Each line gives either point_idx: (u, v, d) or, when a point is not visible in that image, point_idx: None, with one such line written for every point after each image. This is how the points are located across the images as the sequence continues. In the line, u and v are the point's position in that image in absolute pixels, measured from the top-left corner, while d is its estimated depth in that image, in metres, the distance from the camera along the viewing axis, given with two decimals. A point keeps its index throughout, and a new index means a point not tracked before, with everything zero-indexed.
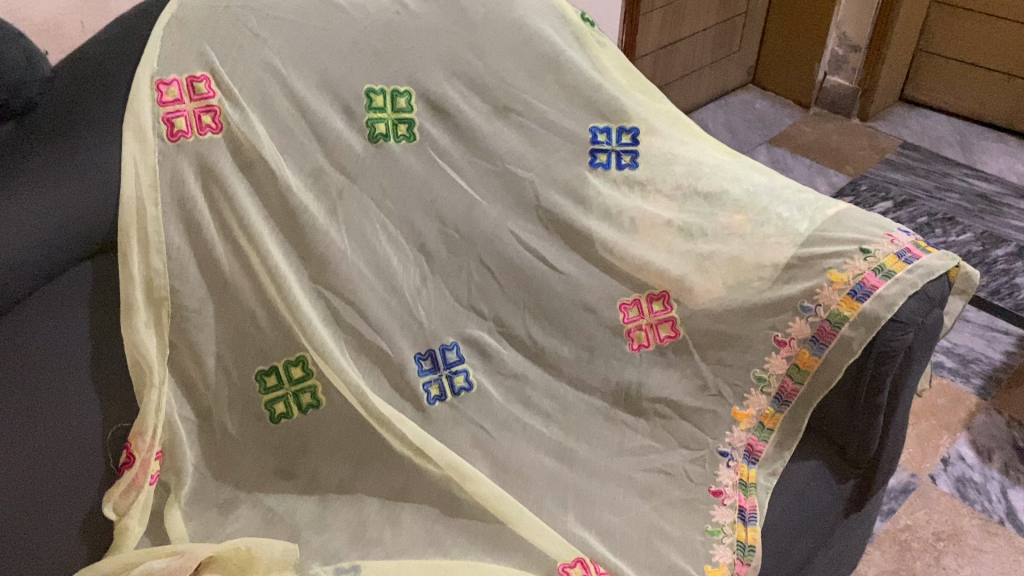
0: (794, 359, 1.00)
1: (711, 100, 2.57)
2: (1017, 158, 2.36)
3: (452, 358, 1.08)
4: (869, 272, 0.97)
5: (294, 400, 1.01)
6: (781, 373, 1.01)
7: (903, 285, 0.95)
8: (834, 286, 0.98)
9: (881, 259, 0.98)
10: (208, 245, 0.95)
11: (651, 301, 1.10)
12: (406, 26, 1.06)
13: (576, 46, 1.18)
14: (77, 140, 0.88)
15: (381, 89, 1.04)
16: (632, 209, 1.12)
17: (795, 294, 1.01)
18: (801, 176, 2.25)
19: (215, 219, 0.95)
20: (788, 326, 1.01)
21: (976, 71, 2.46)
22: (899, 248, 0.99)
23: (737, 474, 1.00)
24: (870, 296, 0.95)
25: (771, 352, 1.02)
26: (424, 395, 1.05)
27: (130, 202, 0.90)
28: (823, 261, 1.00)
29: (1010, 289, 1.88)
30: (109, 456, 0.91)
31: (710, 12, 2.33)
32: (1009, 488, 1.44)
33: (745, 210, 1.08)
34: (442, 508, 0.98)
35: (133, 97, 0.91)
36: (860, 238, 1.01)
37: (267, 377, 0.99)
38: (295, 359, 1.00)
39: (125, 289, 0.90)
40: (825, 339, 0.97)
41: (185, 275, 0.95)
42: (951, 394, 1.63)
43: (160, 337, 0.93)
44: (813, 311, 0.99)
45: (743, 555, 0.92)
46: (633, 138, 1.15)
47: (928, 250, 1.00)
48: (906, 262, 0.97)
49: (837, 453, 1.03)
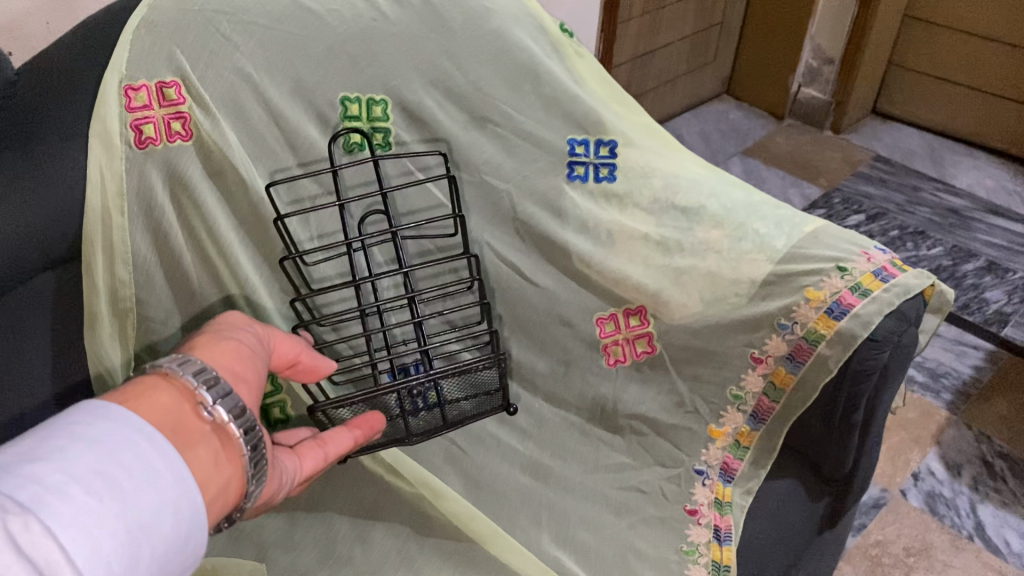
0: (770, 376, 0.99)
1: (686, 110, 2.58)
2: (986, 173, 2.39)
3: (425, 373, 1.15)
4: (846, 290, 0.95)
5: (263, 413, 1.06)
6: (758, 391, 1.01)
7: (880, 304, 0.93)
8: (811, 304, 0.96)
9: (858, 277, 0.96)
10: (177, 256, 0.95)
11: (628, 316, 1.09)
12: (382, 31, 1.02)
13: (553, 56, 1.14)
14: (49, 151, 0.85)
15: (356, 98, 1.02)
16: (609, 222, 1.09)
17: (772, 310, 0.98)
18: (775, 188, 2.26)
19: (183, 227, 0.95)
20: (765, 343, 0.99)
21: (947, 85, 2.49)
22: (875, 266, 0.98)
23: (712, 493, 1.01)
24: (847, 314, 0.94)
25: (748, 369, 1.01)
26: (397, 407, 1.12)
27: (96, 211, 0.88)
28: (801, 278, 0.98)
29: (979, 303, 1.90)
30: None
31: (685, 22, 2.33)
32: (977, 503, 1.45)
33: (721, 226, 1.04)
34: (413, 526, 0.95)
35: (99, 101, 0.87)
36: (838, 255, 0.99)
37: None
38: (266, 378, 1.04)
39: (90, 300, 0.91)
40: (802, 357, 0.97)
41: (151, 286, 0.94)
42: (922, 408, 1.64)
43: (125, 349, 0.94)
44: (790, 329, 0.97)
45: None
46: (611, 150, 1.11)
47: (905, 268, 0.98)
48: (883, 280, 0.95)
49: (812, 471, 1.02)
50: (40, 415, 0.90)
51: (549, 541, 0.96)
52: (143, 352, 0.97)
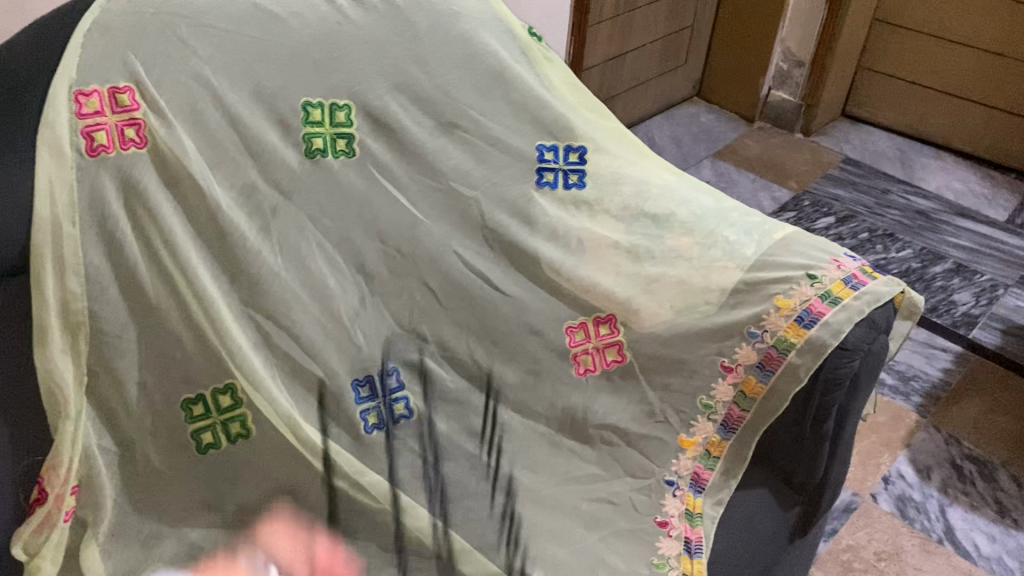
0: (740, 386, 0.99)
1: (657, 113, 2.57)
2: (953, 175, 2.41)
3: (393, 384, 1.06)
4: (816, 298, 0.96)
5: (222, 430, 0.96)
6: (727, 400, 1.00)
7: (850, 312, 0.94)
8: (781, 312, 0.97)
9: (828, 285, 0.97)
10: (131, 266, 0.89)
11: (598, 324, 1.08)
12: (349, 35, 1.00)
13: (522, 61, 1.13)
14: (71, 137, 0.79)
15: (318, 103, 0.99)
16: (579, 229, 1.09)
17: (741, 319, 0.99)
18: (745, 192, 2.26)
19: (137, 235, 0.90)
20: (734, 352, 0.99)
21: (915, 88, 2.51)
22: (846, 274, 0.99)
23: (683, 504, 1.00)
24: (817, 323, 0.94)
25: (718, 378, 1.00)
26: (361, 422, 1.02)
27: (45, 220, 0.82)
28: (770, 286, 0.99)
29: (948, 305, 1.91)
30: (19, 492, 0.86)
31: (657, 24, 2.32)
32: (947, 506, 1.46)
33: (692, 232, 1.06)
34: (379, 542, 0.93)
35: (49, 107, 0.83)
36: (806, 263, 1.00)
37: (193, 407, 0.94)
38: (223, 388, 0.95)
39: (38, 313, 0.84)
40: (772, 365, 0.96)
41: (106, 297, 0.88)
42: (892, 411, 1.64)
43: (77, 365, 0.87)
44: (760, 337, 0.97)
45: None
46: (580, 156, 1.12)
47: (874, 275, 0.99)
48: (853, 288, 0.97)
49: (783, 479, 1.00)
50: None
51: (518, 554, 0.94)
52: (97, 369, 0.89)
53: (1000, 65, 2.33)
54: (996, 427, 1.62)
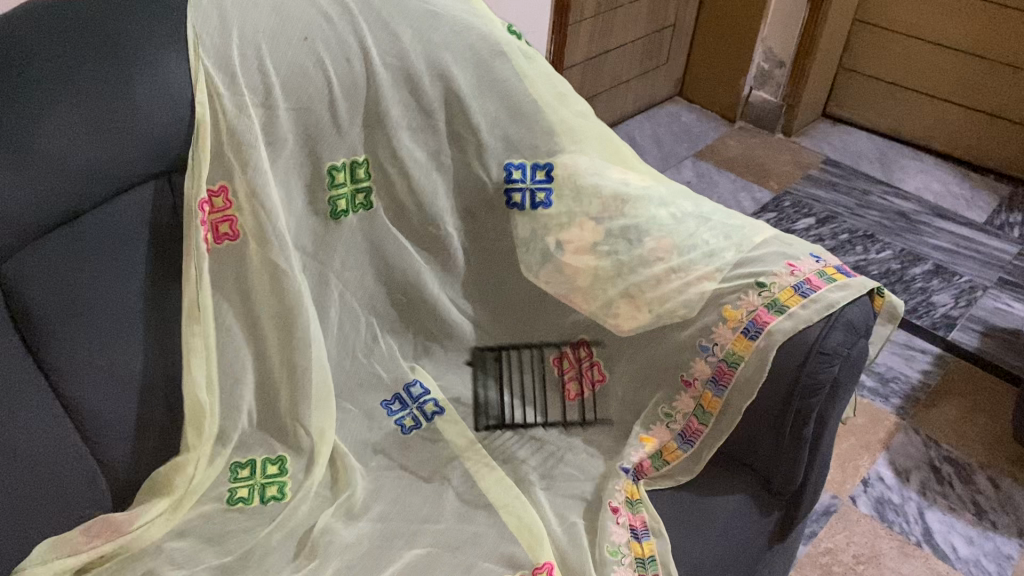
0: (698, 400, 1.00)
1: (638, 112, 2.56)
2: (932, 176, 2.42)
3: (418, 392, 1.09)
4: (763, 307, 0.96)
5: (259, 490, 0.98)
6: (689, 412, 1.01)
7: (795, 321, 0.93)
8: (728, 324, 0.97)
9: (776, 293, 0.96)
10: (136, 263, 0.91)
11: (576, 350, 1.11)
12: (323, 31, 0.98)
13: (501, 61, 1.11)
14: (70, 115, 0.80)
15: (293, 101, 0.97)
16: (558, 232, 1.10)
17: (694, 333, 1.00)
18: (726, 192, 2.26)
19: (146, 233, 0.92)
20: (691, 366, 1.00)
21: (896, 89, 2.51)
22: (799, 279, 0.97)
23: (624, 490, 0.98)
24: (762, 334, 0.95)
25: (681, 391, 1.01)
26: (398, 427, 1.07)
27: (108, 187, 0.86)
28: (721, 297, 0.99)
29: (928, 307, 1.91)
30: (54, 506, 0.88)
31: (639, 23, 2.31)
32: (925, 508, 1.46)
33: (671, 236, 1.05)
34: (354, 550, 0.92)
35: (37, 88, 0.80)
36: (758, 271, 0.99)
37: (241, 469, 0.99)
38: (276, 457, 1.01)
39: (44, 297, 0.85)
40: (724, 380, 0.97)
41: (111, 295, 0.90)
42: (872, 413, 1.64)
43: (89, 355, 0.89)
44: (710, 350, 0.98)
45: (645, 570, 0.90)
46: (547, 173, 1.11)
47: (834, 278, 0.97)
48: (802, 295, 0.95)
49: (763, 485, 1.01)
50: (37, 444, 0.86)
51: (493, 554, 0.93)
52: (100, 349, 0.90)
53: (979, 66, 2.34)
54: (974, 429, 1.62)
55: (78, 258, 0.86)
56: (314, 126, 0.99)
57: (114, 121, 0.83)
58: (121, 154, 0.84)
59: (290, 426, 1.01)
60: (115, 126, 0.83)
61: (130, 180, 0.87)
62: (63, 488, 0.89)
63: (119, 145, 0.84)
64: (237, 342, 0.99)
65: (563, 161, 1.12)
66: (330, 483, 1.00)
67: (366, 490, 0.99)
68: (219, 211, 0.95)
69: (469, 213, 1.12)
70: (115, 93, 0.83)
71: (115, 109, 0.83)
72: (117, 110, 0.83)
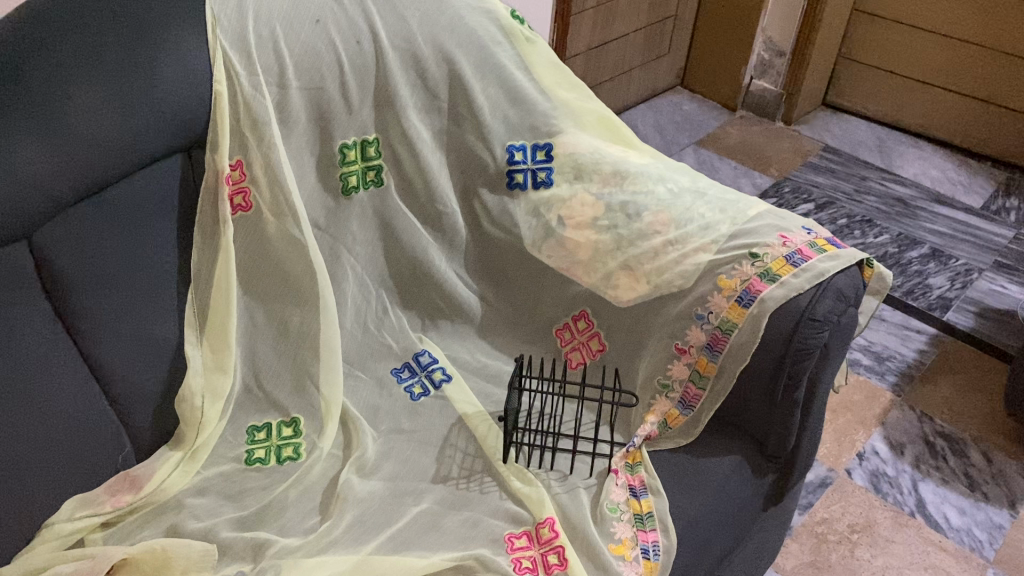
0: (693, 366, 1.04)
1: (641, 102, 2.61)
2: (931, 163, 2.45)
3: (427, 360, 1.14)
4: (756, 276, 1.00)
5: (275, 451, 1.02)
6: (684, 379, 1.04)
7: (788, 290, 0.97)
8: (723, 293, 1.02)
9: (768, 263, 1.00)
10: (157, 235, 0.96)
11: (576, 321, 1.15)
12: (335, 15, 1.04)
13: (504, 45, 1.16)
14: (97, 93, 0.85)
15: (308, 80, 1.02)
16: (559, 208, 1.14)
17: (690, 302, 1.04)
18: (726, 178, 2.30)
19: (167, 206, 0.96)
20: (687, 334, 1.04)
21: (895, 78, 2.55)
22: (790, 250, 1.01)
23: (625, 457, 1.03)
24: (754, 302, 0.99)
25: (673, 360, 1.05)
26: (407, 394, 1.11)
27: (136, 162, 0.90)
28: (715, 268, 1.03)
29: (924, 289, 1.95)
30: (90, 460, 0.94)
31: (641, 14, 2.35)
32: (919, 481, 1.50)
33: (669, 209, 1.09)
34: (367, 507, 0.96)
35: (69, 63, 0.84)
36: (751, 242, 1.03)
37: (258, 432, 1.04)
38: (289, 420, 1.05)
39: (77, 267, 0.90)
40: (718, 346, 1.01)
41: (132, 263, 0.94)
42: (868, 390, 1.68)
43: (117, 319, 0.94)
44: (706, 319, 1.02)
45: (642, 525, 0.95)
46: (547, 154, 1.16)
47: (824, 250, 1.01)
48: (794, 265, 0.99)
49: (756, 447, 1.05)
50: (75, 402, 0.91)
51: (498, 510, 0.97)
52: (127, 316, 0.95)
53: (977, 54, 2.37)
54: (969, 406, 1.66)
55: (103, 226, 0.91)
56: (325, 105, 1.04)
57: (136, 97, 0.87)
58: (142, 130, 0.89)
59: (303, 391, 1.06)
60: (137, 103, 0.87)
61: (151, 154, 0.92)
62: (97, 447, 0.94)
63: (137, 122, 0.88)
64: (252, 308, 1.05)
65: (563, 141, 1.16)
66: (342, 445, 1.05)
67: (377, 451, 1.04)
68: (234, 183, 1.00)
69: (474, 191, 1.17)
70: (136, 70, 0.87)
71: (138, 86, 0.87)
72: (140, 88, 0.87)
